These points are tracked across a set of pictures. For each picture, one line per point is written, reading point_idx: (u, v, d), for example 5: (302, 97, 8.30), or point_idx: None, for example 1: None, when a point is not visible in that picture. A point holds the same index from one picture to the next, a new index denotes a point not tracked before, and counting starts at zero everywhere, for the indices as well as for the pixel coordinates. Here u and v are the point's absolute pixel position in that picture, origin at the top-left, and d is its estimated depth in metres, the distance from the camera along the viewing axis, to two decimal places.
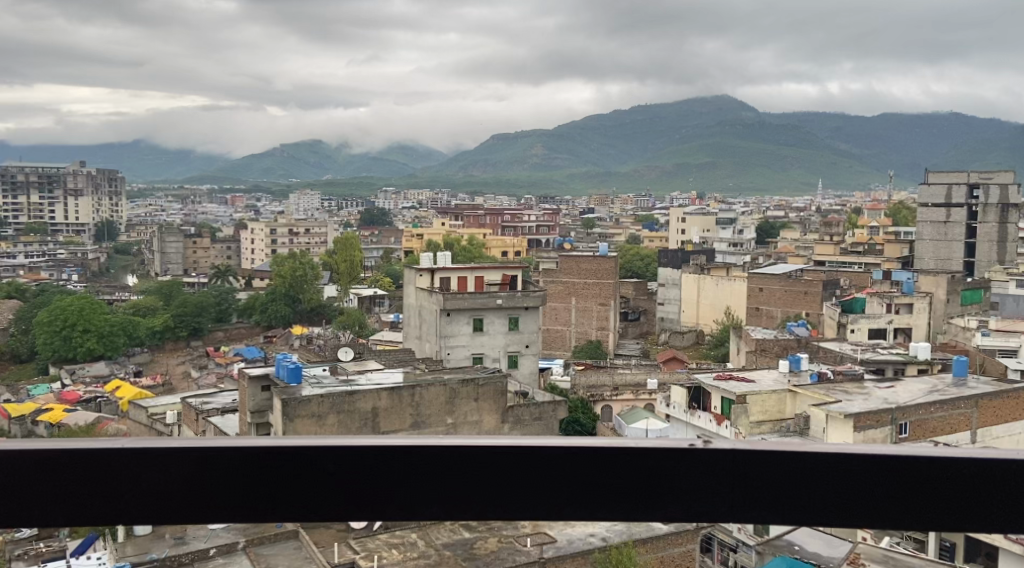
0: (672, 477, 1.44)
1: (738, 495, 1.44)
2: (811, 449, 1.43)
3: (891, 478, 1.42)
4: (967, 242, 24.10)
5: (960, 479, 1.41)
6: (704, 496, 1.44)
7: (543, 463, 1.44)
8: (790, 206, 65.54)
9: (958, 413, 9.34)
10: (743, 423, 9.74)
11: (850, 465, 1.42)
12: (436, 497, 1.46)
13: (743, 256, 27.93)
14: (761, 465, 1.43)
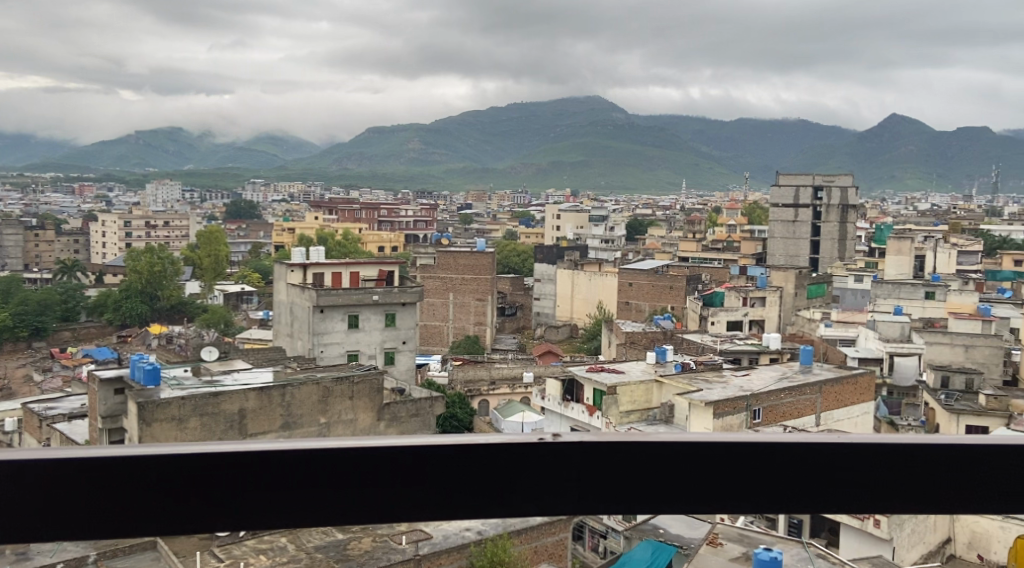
0: (519, 473, 1.43)
1: (588, 484, 1.45)
2: (661, 440, 1.46)
3: (736, 463, 1.47)
4: (813, 241, 25.69)
5: (800, 464, 1.47)
6: (554, 492, 1.45)
7: (392, 461, 1.41)
8: (658, 206, 66.77)
9: (804, 398, 10.00)
10: (614, 413, 10.00)
11: (699, 450, 1.45)
12: (280, 505, 1.40)
13: (614, 252, 28.66)
14: (614, 457, 1.44)
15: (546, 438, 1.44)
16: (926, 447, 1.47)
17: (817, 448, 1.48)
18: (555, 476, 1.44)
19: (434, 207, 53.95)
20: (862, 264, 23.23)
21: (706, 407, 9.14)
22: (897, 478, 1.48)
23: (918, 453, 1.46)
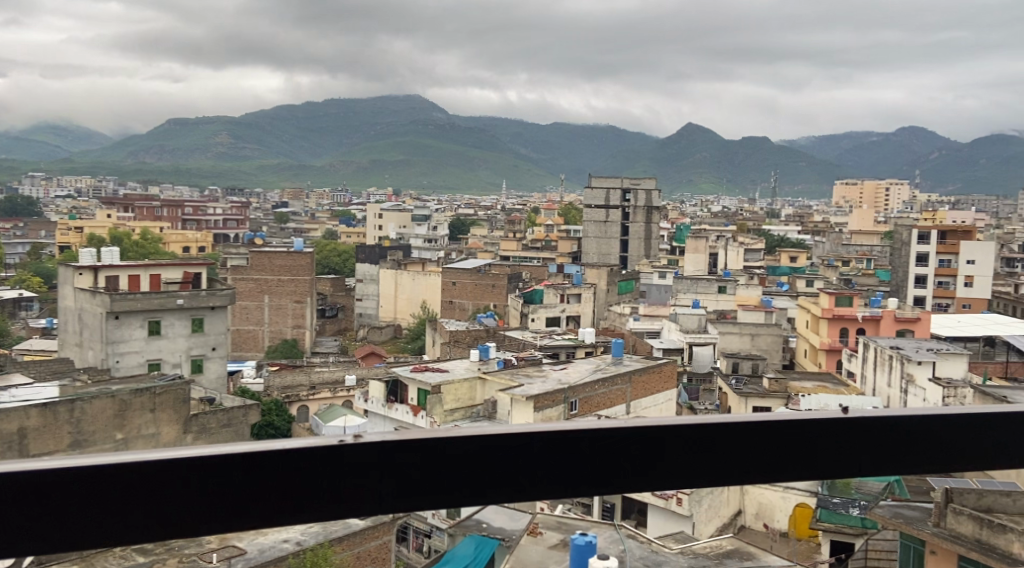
0: (320, 473, 1.32)
1: (392, 486, 1.36)
2: (467, 435, 1.39)
3: (545, 454, 1.42)
4: (623, 240, 26.96)
5: (608, 450, 1.44)
6: (363, 489, 1.35)
7: (173, 473, 1.27)
8: (479, 206, 67.50)
9: (616, 388, 10.47)
10: (438, 412, 9.98)
11: (506, 444, 1.40)
12: (36, 535, 1.22)
13: (436, 252, 28.71)
14: (418, 456, 1.37)
15: (347, 441, 1.33)
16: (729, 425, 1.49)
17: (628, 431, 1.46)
18: (366, 474, 1.35)
19: (247, 205, 51.90)
20: (665, 261, 24.65)
21: (526, 401, 9.34)
22: (702, 451, 1.49)
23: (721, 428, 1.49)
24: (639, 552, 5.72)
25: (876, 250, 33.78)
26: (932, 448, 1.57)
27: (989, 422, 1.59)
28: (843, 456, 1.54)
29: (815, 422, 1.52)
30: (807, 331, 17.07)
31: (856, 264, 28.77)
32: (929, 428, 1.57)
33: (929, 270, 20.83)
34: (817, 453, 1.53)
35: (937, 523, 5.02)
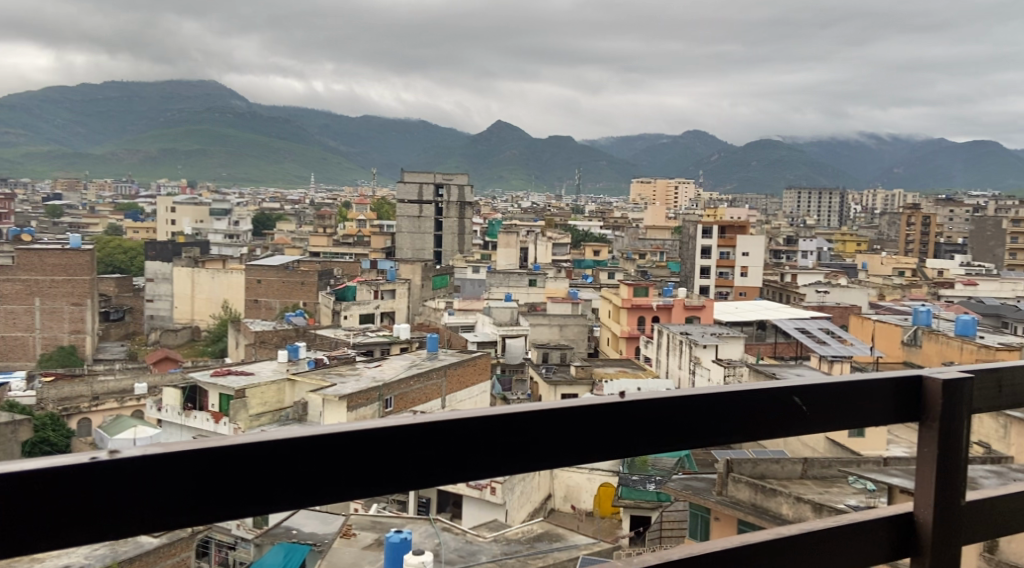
0: (68, 501, 0.76)
1: (204, 516, 0.82)
2: (326, 429, 0.87)
3: (433, 446, 0.93)
4: (436, 235, 26.95)
5: (515, 434, 0.98)
6: (44, 535, 0.75)
7: None
8: (282, 200, 65.84)
9: (431, 383, 10.41)
10: (243, 417, 9.52)
11: (378, 436, 0.89)
12: None
13: (238, 248, 27.53)
14: (244, 464, 0.83)
15: (100, 456, 0.77)
16: (556, 408, 1.00)
17: (397, 422, 0.92)
18: (48, 510, 0.75)
19: (11, 198, 47.41)
20: (476, 257, 25.04)
21: (339, 402, 9.06)
22: (624, 430, 1.05)
23: (531, 414, 0.99)
24: (455, 543, 5.69)
25: (668, 243, 36.04)
26: (803, 416, 1.17)
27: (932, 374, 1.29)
28: (703, 437, 1.10)
29: (661, 396, 1.07)
30: (609, 321, 17.88)
31: (651, 257, 30.55)
32: (793, 394, 1.17)
33: (712, 262, 22.57)
34: (661, 437, 1.07)
35: (719, 492, 6.16)
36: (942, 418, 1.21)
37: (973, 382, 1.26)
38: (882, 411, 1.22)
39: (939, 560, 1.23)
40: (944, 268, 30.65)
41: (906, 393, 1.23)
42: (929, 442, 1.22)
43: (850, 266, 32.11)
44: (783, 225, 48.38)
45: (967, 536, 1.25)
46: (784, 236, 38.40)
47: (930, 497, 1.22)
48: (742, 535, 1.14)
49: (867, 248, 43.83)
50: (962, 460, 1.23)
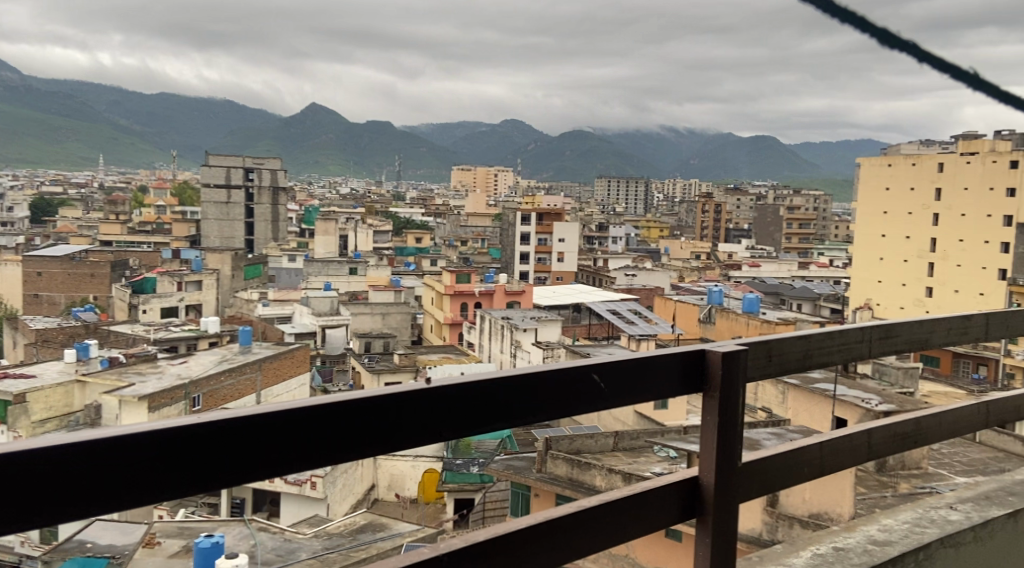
0: None
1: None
2: (103, 436, 0.81)
3: (220, 439, 0.88)
4: (246, 222, 25.75)
5: (312, 423, 0.93)
6: None
7: None
8: (68, 182, 61.41)
9: (244, 378, 9.93)
10: (24, 424, 8.67)
11: (164, 437, 0.84)
12: None
13: (15, 236, 25.17)
14: (12, 471, 0.77)
15: None
16: (338, 397, 0.94)
17: (172, 419, 0.86)
18: None
19: None
20: (291, 245, 24.25)
21: (139, 402, 8.41)
22: (427, 416, 1.01)
23: (322, 407, 0.93)
24: (272, 543, 5.46)
25: (488, 231, 36.59)
26: (600, 392, 1.16)
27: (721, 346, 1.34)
28: (514, 421, 1.08)
29: (456, 379, 1.03)
30: (433, 307, 18.04)
31: (472, 243, 30.98)
32: (591, 369, 1.15)
33: (531, 248, 23.20)
34: (457, 422, 1.03)
35: (539, 469, 6.40)
36: (723, 387, 1.26)
37: (745, 355, 1.32)
38: (674, 383, 1.24)
39: (723, 520, 1.27)
40: (735, 251, 33.05)
41: (694, 364, 1.26)
42: (712, 413, 1.26)
43: (655, 250, 33.94)
44: (594, 211, 50.19)
45: (747, 497, 1.32)
46: (595, 222, 39.95)
47: (712, 462, 1.26)
48: (545, 511, 1.13)
49: (669, 233, 46.61)
50: (739, 426, 1.28)
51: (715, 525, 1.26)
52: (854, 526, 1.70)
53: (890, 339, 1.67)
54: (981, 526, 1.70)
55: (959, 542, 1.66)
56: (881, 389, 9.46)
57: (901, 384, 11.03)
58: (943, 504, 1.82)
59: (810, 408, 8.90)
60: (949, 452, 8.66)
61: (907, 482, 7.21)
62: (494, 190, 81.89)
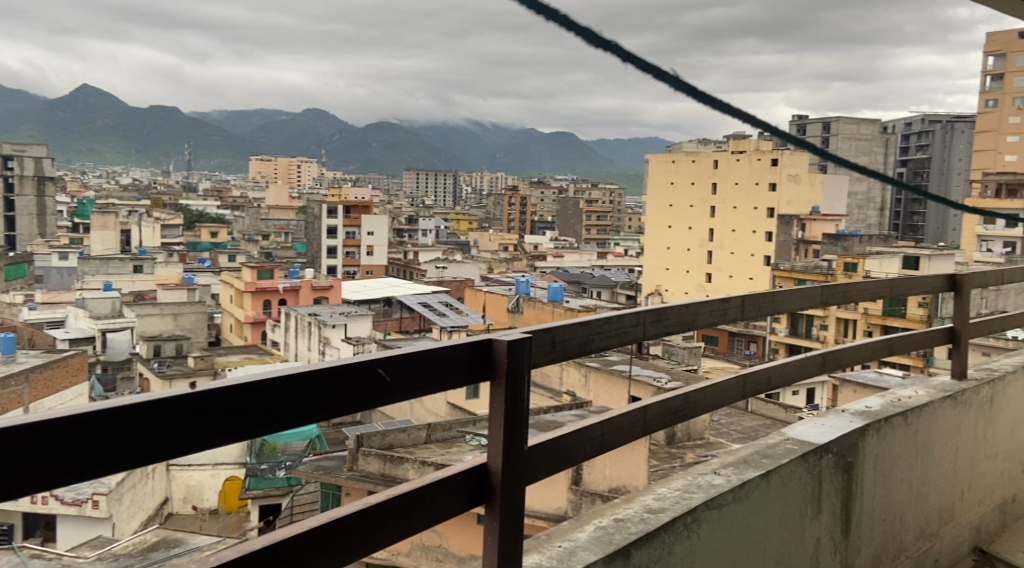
0: None
1: None
2: None
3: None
4: (8, 216, 23.42)
5: (79, 436, 0.89)
6: None
7: None
8: None
9: (8, 392, 9.05)
10: None
11: None
12: None
13: None
14: None
15: None
16: (102, 405, 0.91)
17: None
18: None
19: None
20: (64, 242, 22.41)
21: None
22: (208, 418, 0.99)
23: (92, 416, 0.90)
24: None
25: (291, 225, 35.80)
26: (386, 385, 1.16)
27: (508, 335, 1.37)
28: (300, 418, 1.07)
29: (234, 380, 1.01)
30: (231, 306, 17.41)
31: (272, 238, 30.16)
32: (374, 363, 1.15)
33: (338, 242, 22.99)
34: (235, 424, 1.01)
35: (350, 468, 6.35)
36: (509, 373, 1.29)
37: (530, 344, 1.36)
38: (457, 375, 1.26)
39: (513, 506, 1.30)
40: (541, 242, 34.33)
41: (479, 356, 1.29)
42: (498, 399, 1.29)
43: (463, 243, 34.59)
44: (403, 203, 50.35)
45: (535, 479, 1.36)
46: (404, 215, 40.08)
47: (499, 447, 1.28)
48: (334, 512, 1.13)
49: (477, 226, 47.70)
50: (527, 413, 1.31)
51: (501, 511, 1.28)
52: (633, 497, 1.83)
53: (661, 322, 1.81)
54: (738, 488, 1.86)
55: (721, 503, 1.82)
56: (670, 369, 10.17)
57: (686, 362, 11.90)
58: (708, 470, 1.98)
59: (609, 390, 9.49)
60: (726, 421, 9.45)
61: (692, 453, 7.81)
62: (300, 181, 80.58)
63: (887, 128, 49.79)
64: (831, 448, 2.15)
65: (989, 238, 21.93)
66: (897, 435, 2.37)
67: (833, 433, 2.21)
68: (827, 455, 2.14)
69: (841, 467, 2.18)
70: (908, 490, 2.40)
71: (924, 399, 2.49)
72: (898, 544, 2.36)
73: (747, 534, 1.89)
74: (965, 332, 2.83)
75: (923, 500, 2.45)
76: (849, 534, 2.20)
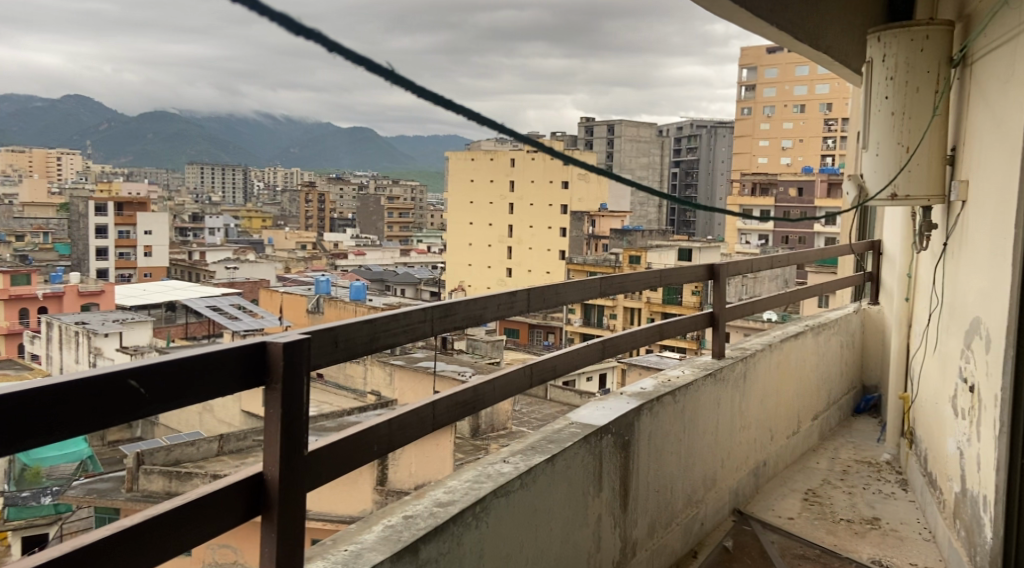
0: None
1: None
2: None
3: None
4: None
5: None
6: None
7: None
8: None
9: None
10: None
11: None
12: None
13: None
14: None
15: None
16: None
17: None
18: None
19: None
20: None
21: None
22: None
23: None
24: None
25: (53, 225, 32.95)
26: (143, 399, 1.14)
27: (288, 336, 1.37)
28: (43, 435, 1.04)
29: None
30: None
31: (32, 240, 27.55)
32: (127, 374, 1.12)
33: (109, 242, 21.55)
34: None
35: (129, 488, 6.02)
36: (284, 376, 1.30)
37: (309, 343, 1.36)
38: (228, 379, 1.25)
39: (288, 512, 1.31)
40: (339, 240, 33.89)
41: (251, 364, 1.28)
42: (274, 402, 1.30)
43: (255, 241, 33.37)
44: (185, 200, 47.82)
45: (316, 481, 1.37)
46: (187, 212, 38.00)
47: (276, 455, 1.29)
48: (91, 536, 1.10)
49: (270, 224, 46.27)
50: (303, 414, 1.33)
51: (279, 520, 1.29)
52: (423, 492, 1.89)
53: (449, 318, 1.87)
54: (525, 474, 1.98)
55: (509, 490, 1.92)
56: (472, 361, 10.40)
57: (488, 355, 12.20)
58: (498, 459, 2.07)
59: (415, 387, 9.51)
60: (526, 410, 9.79)
61: (495, 443, 8.03)
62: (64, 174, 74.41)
63: (660, 132, 53.58)
64: (609, 430, 2.31)
65: (749, 233, 24.16)
66: (667, 413, 2.58)
67: (609, 415, 2.36)
68: (606, 436, 2.30)
69: (618, 447, 2.35)
70: (677, 463, 2.63)
71: (689, 378, 2.74)
72: (668, 512, 2.59)
73: (532, 520, 2.00)
74: (723, 317, 3.13)
75: (689, 471, 2.70)
76: (627, 508, 2.39)
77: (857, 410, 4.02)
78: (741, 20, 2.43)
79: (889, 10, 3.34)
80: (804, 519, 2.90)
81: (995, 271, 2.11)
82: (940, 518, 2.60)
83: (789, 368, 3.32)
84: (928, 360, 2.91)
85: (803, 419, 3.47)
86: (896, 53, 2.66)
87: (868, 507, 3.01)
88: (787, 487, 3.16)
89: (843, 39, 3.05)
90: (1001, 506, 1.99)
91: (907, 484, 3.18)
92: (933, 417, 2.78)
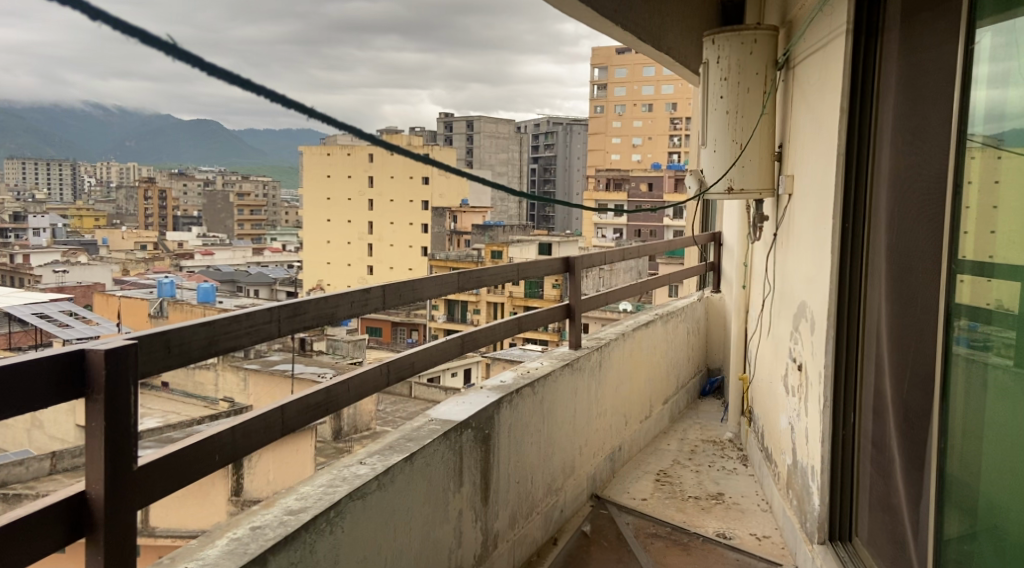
0: None
1: None
2: None
3: None
4: None
5: None
6: None
7: None
8: None
9: None
10: None
11: None
12: None
13: None
14: None
15: None
16: None
17: None
18: None
19: None
20: None
21: None
22: None
23: None
24: None
25: None
26: None
27: (116, 343, 1.27)
28: None
29: None
30: None
31: None
32: None
33: None
34: None
35: None
36: (108, 388, 1.20)
37: (136, 350, 1.27)
38: (42, 390, 1.15)
39: (118, 531, 1.22)
40: (184, 240, 32.37)
41: (68, 374, 1.18)
42: (96, 414, 1.20)
43: (89, 242, 31.33)
44: (7, 199, 44.35)
45: (149, 494, 1.28)
46: (9, 212, 35.19)
47: (100, 471, 1.20)
48: None
49: (105, 223, 43.57)
50: (131, 423, 1.24)
51: (109, 538, 1.20)
52: (273, 500, 1.80)
53: (298, 317, 1.80)
54: (380, 475, 1.93)
55: (366, 492, 1.87)
56: (331, 363, 10.16)
57: (350, 355, 11.97)
58: (353, 461, 2.01)
59: (271, 390, 9.20)
60: (391, 409, 9.69)
61: (359, 444, 7.88)
62: None
63: (517, 128, 54.28)
64: (468, 424, 2.29)
65: (604, 227, 24.85)
66: (526, 405, 2.60)
67: (468, 410, 2.34)
68: (465, 431, 2.28)
69: (478, 441, 2.34)
70: (536, 453, 2.65)
71: (546, 369, 2.76)
72: (529, 502, 2.61)
73: (389, 520, 1.96)
74: (579, 309, 3.19)
75: (548, 460, 2.73)
76: (488, 501, 2.39)
77: (702, 392, 4.19)
78: (588, 19, 2.47)
79: (721, 13, 3.49)
80: (656, 499, 2.99)
81: (819, 255, 2.24)
82: (775, 490, 2.75)
83: (640, 356, 3.41)
84: (762, 342, 3.06)
85: (653, 404, 3.58)
86: (729, 54, 2.80)
87: (713, 483, 3.14)
88: (641, 469, 3.25)
89: (682, 40, 3.17)
90: (828, 475, 2.12)
91: (747, 459, 3.35)
92: (768, 395, 2.92)
